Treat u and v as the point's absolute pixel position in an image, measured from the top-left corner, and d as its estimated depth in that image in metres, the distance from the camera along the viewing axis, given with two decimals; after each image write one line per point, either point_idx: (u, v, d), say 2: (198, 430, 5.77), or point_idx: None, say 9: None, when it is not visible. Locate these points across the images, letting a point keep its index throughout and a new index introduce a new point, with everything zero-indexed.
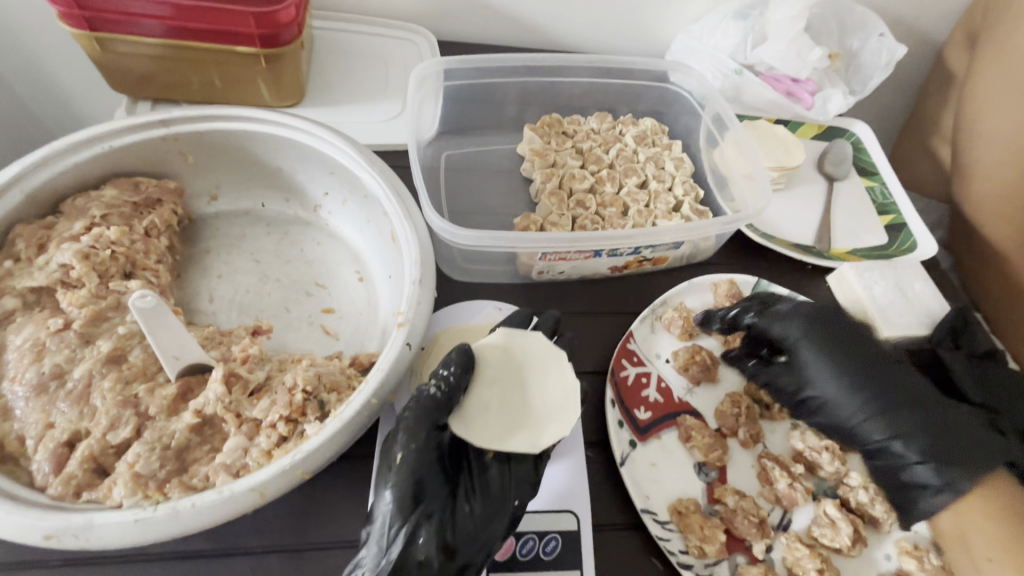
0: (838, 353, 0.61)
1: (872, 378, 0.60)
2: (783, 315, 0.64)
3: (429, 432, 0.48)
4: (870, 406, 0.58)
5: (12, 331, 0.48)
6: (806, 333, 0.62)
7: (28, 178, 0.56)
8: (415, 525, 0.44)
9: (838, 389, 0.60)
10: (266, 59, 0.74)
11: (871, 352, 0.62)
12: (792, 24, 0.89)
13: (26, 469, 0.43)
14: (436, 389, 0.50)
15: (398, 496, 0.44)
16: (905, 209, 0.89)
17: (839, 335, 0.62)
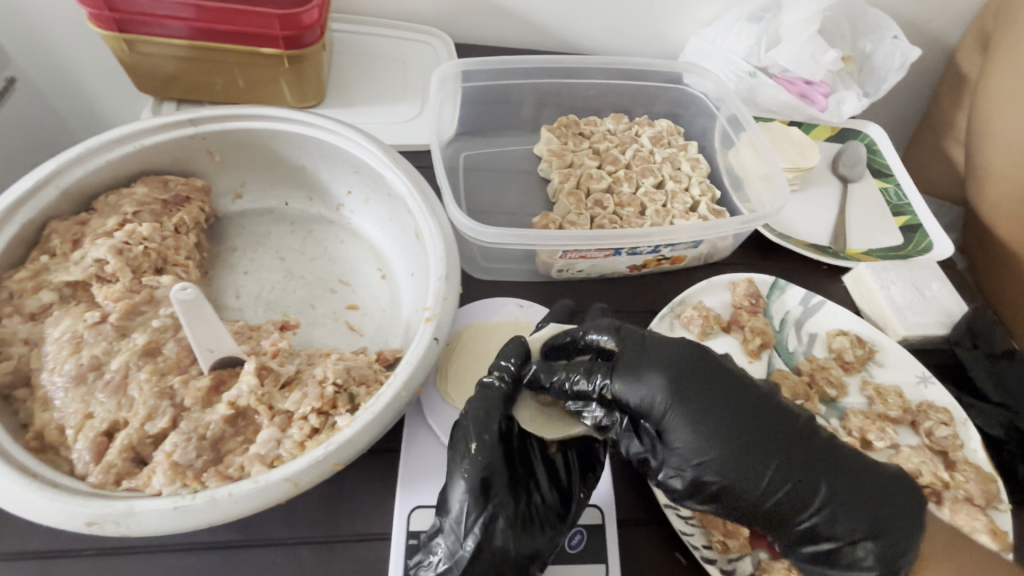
0: (705, 414, 0.47)
1: (737, 449, 0.46)
2: (642, 363, 0.50)
3: (498, 422, 0.50)
4: (725, 481, 0.46)
5: (50, 323, 0.50)
6: (664, 391, 0.48)
7: (62, 175, 0.57)
8: (493, 514, 0.46)
9: (710, 457, 0.46)
10: (288, 61, 0.75)
11: (752, 420, 0.48)
12: (806, 27, 0.90)
13: (66, 459, 0.44)
14: (500, 380, 0.52)
15: (475, 486, 0.47)
16: (920, 209, 0.89)
17: (708, 386, 0.48)
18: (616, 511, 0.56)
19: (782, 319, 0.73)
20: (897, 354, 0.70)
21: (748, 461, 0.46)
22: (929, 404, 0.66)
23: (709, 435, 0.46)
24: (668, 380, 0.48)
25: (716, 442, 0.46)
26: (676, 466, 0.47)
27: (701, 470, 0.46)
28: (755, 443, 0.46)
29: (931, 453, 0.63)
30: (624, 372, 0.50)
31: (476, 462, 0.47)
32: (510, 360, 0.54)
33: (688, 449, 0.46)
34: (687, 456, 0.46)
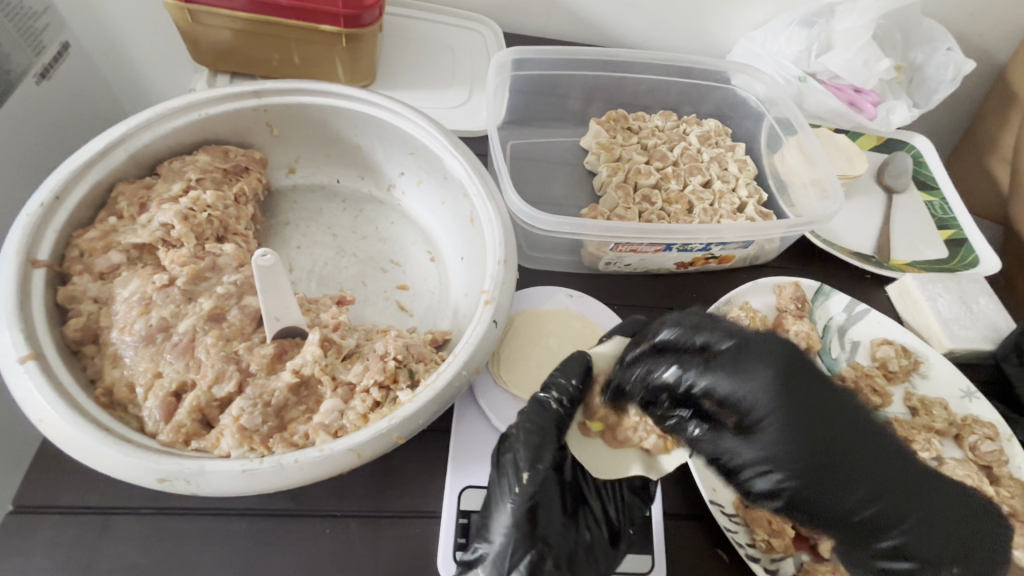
0: (804, 423, 0.41)
1: (819, 460, 0.41)
2: (742, 364, 0.43)
3: (552, 453, 0.48)
4: (809, 484, 0.41)
5: (119, 284, 0.51)
6: (772, 395, 0.41)
7: (132, 139, 0.58)
8: (539, 550, 0.45)
9: (784, 467, 0.41)
10: (347, 40, 0.73)
11: (843, 439, 0.41)
12: (862, 34, 0.87)
13: (134, 416, 0.46)
14: (558, 403, 0.49)
15: (523, 519, 0.45)
16: (966, 224, 0.87)
17: (813, 381, 0.42)
18: (662, 503, 0.56)
19: (825, 325, 0.72)
20: (943, 365, 0.69)
21: (820, 452, 0.41)
22: (974, 418, 0.65)
23: (783, 435, 0.41)
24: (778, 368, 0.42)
25: (780, 447, 0.41)
26: (757, 467, 0.42)
27: (783, 474, 0.41)
28: (850, 437, 0.42)
29: (977, 467, 0.62)
30: (726, 367, 0.43)
31: (525, 494, 0.46)
32: (570, 381, 0.50)
33: (773, 451, 0.41)
34: (768, 458, 0.41)
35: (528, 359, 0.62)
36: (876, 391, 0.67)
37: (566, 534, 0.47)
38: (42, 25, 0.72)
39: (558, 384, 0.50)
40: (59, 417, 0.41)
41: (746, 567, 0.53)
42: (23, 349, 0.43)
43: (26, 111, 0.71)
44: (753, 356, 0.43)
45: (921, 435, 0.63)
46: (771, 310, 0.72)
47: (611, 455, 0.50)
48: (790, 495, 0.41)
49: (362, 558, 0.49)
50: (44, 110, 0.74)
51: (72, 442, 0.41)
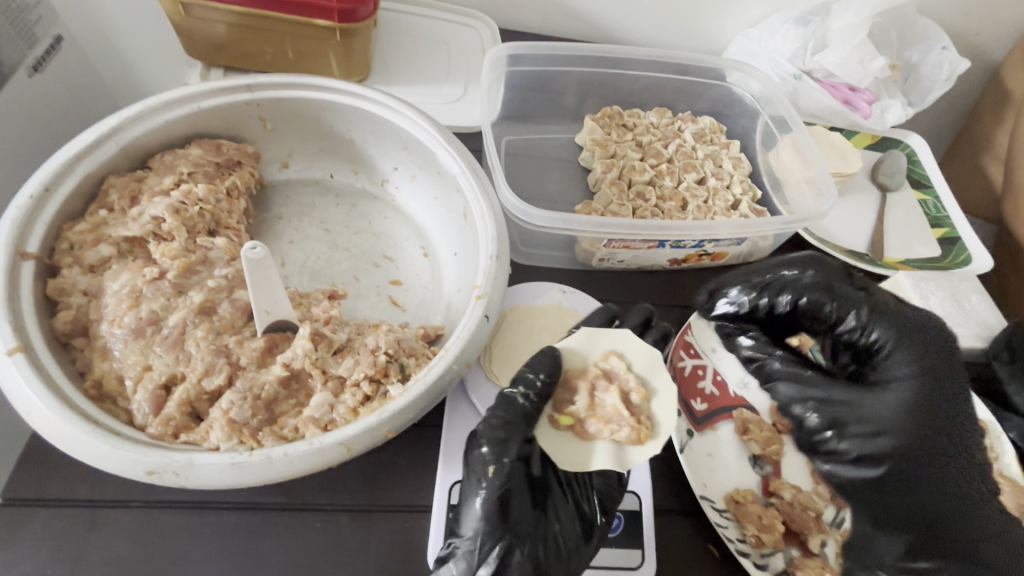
0: (917, 399, 0.56)
1: (913, 429, 0.55)
2: (914, 348, 0.58)
3: (518, 445, 0.48)
4: (908, 449, 0.54)
5: (109, 277, 0.51)
6: (908, 374, 0.57)
7: (124, 132, 0.58)
8: (509, 542, 0.45)
9: (898, 429, 0.55)
10: (340, 34, 0.72)
11: (925, 419, 0.55)
12: (858, 31, 0.87)
13: (124, 408, 0.46)
14: (525, 398, 0.49)
15: (492, 510, 0.45)
16: (959, 222, 0.88)
17: (931, 378, 0.57)
18: (652, 498, 0.56)
19: None
20: None
21: (932, 423, 0.55)
22: None
23: (892, 399, 0.57)
24: (922, 364, 0.58)
25: (884, 404, 0.56)
26: (876, 431, 0.55)
27: (893, 435, 0.55)
28: (926, 419, 0.55)
29: None
30: (909, 345, 0.58)
31: (493, 486, 0.46)
32: (538, 376, 0.49)
33: (890, 418, 0.55)
34: (887, 423, 0.55)
35: (520, 355, 0.62)
36: None
37: (535, 528, 0.46)
38: (33, 18, 0.72)
39: (529, 379, 0.50)
40: (46, 410, 0.41)
41: (736, 563, 0.54)
42: (10, 341, 0.43)
43: (17, 104, 0.71)
44: (907, 344, 0.58)
45: None
46: None
47: (578, 447, 0.48)
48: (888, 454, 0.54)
49: (351, 552, 0.49)
50: (36, 102, 0.74)
51: (61, 435, 0.41)
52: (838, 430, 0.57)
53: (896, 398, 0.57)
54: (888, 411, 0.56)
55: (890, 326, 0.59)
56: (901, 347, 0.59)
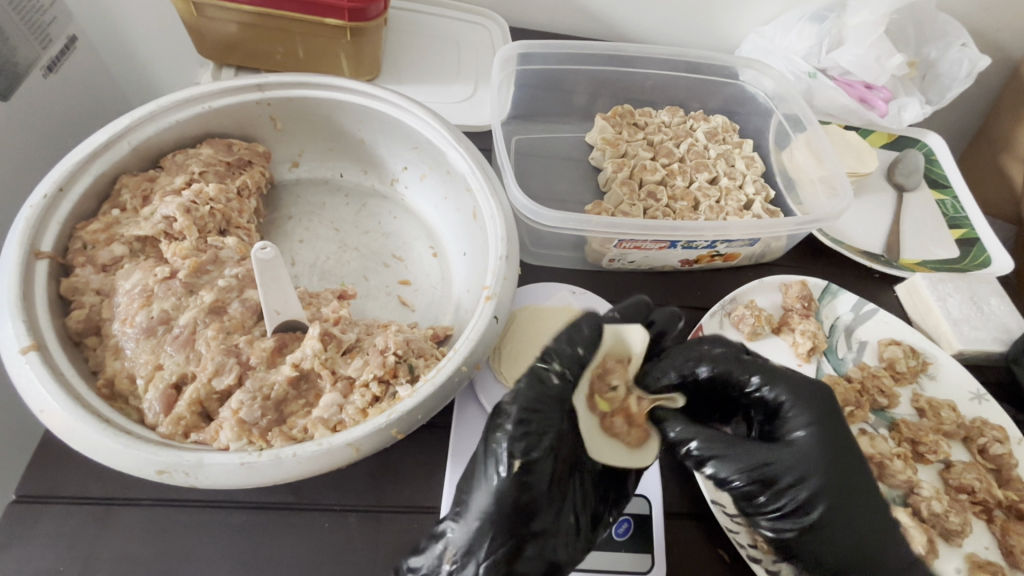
0: (833, 439, 0.47)
1: (837, 471, 0.46)
2: (783, 380, 0.49)
3: (550, 436, 0.43)
4: (835, 496, 0.45)
5: (121, 276, 0.51)
6: (803, 411, 0.48)
7: (136, 132, 0.58)
8: (519, 532, 0.40)
9: (820, 479, 0.45)
10: (351, 33, 0.72)
11: (845, 458, 0.47)
12: (874, 28, 0.86)
13: (135, 407, 0.46)
14: (559, 378, 0.45)
15: (506, 500, 0.41)
16: (979, 223, 0.86)
17: (828, 410, 0.49)
18: (662, 502, 0.55)
19: (832, 324, 0.71)
20: (952, 367, 0.68)
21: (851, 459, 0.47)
22: (984, 420, 0.64)
23: (815, 442, 0.47)
24: (820, 408, 0.49)
25: (802, 456, 0.46)
26: (797, 480, 0.45)
27: (818, 484, 0.45)
28: (843, 457, 0.47)
29: (985, 470, 0.62)
30: (784, 379, 0.49)
31: (513, 477, 0.41)
32: (575, 351, 0.46)
33: (808, 465, 0.46)
34: (807, 470, 0.45)
35: (530, 356, 0.61)
36: (882, 391, 0.65)
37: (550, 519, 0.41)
38: (48, 18, 0.73)
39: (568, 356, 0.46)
40: (59, 408, 0.42)
41: (747, 568, 0.53)
42: (25, 340, 0.43)
43: (33, 104, 0.71)
44: (787, 372, 0.50)
45: (929, 437, 0.62)
46: (776, 309, 0.71)
47: (609, 437, 0.45)
48: (819, 508, 0.45)
49: (359, 552, 0.49)
50: (51, 102, 0.75)
51: (73, 433, 0.41)
52: (772, 495, 0.45)
53: (809, 445, 0.46)
54: (807, 457, 0.46)
55: (791, 392, 0.49)
56: (795, 397, 0.49)
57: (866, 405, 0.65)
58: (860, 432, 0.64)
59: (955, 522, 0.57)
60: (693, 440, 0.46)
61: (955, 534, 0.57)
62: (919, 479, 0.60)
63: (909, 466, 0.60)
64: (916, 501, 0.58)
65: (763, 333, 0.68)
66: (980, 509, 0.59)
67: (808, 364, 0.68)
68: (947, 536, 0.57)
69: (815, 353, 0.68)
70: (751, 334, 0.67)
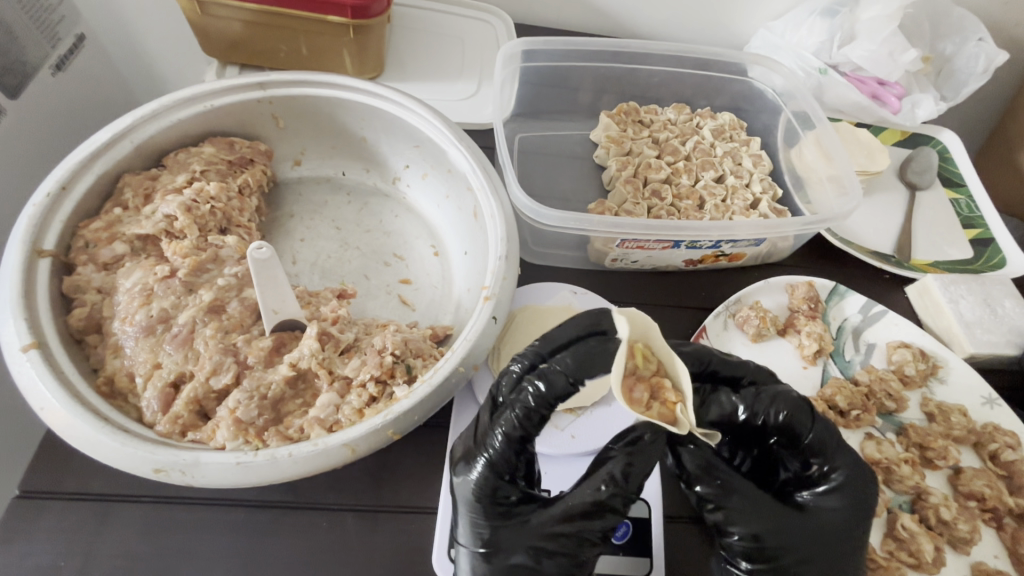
0: (838, 523, 0.47)
1: (815, 549, 0.46)
2: (834, 454, 0.48)
3: (516, 443, 0.45)
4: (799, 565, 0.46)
5: (122, 274, 0.52)
6: (833, 487, 0.47)
7: (138, 131, 0.58)
8: (499, 521, 0.44)
9: (796, 546, 0.46)
10: (354, 30, 0.72)
11: (834, 545, 0.46)
12: (888, 23, 0.84)
13: (135, 406, 0.47)
14: (530, 387, 0.45)
15: (479, 494, 0.44)
16: (994, 223, 0.83)
17: (855, 501, 0.47)
18: (662, 505, 0.54)
19: (839, 326, 0.70)
20: (963, 372, 0.66)
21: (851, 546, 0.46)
22: (995, 425, 0.62)
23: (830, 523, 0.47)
24: (846, 495, 0.47)
25: (813, 531, 0.46)
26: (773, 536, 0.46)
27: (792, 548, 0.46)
28: (829, 543, 0.46)
29: (996, 477, 0.60)
30: (837, 454, 0.48)
31: (485, 476, 0.44)
32: (551, 365, 0.45)
33: (799, 529, 0.46)
34: (792, 531, 0.46)
35: None
36: (890, 395, 0.64)
37: (532, 522, 0.44)
38: (56, 17, 0.73)
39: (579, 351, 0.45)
40: (59, 406, 0.42)
41: None
42: (26, 338, 0.44)
43: (41, 102, 0.72)
44: (838, 449, 0.48)
45: (938, 442, 0.61)
46: (782, 310, 0.70)
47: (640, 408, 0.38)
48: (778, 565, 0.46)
49: (357, 551, 0.49)
50: (59, 100, 0.76)
51: (72, 431, 0.42)
52: (755, 557, 0.47)
53: (813, 519, 0.47)
54: (803, 525, 0.47)
55: (843, 465, 0.48)
56: (834, 476, 0.48)
57: (875, 408, 0.64)
58: (867, 436, 0.62)
59: (964, 530, 0.56)
60: (712, 487, 0.47)
61: (963, 542, 0.56)
62: (927, 485, 0.59)
63: (917, 472, 0.59)
64: (924, 508, 0.57)
65: (769, 334, 0.67)
66: (989, 517, 0.58)
67: (814, 366, 0.67)
68: (955, 544, 0.56)
69: (821, 355, 0.67)
70: (755, 336, 0.66)
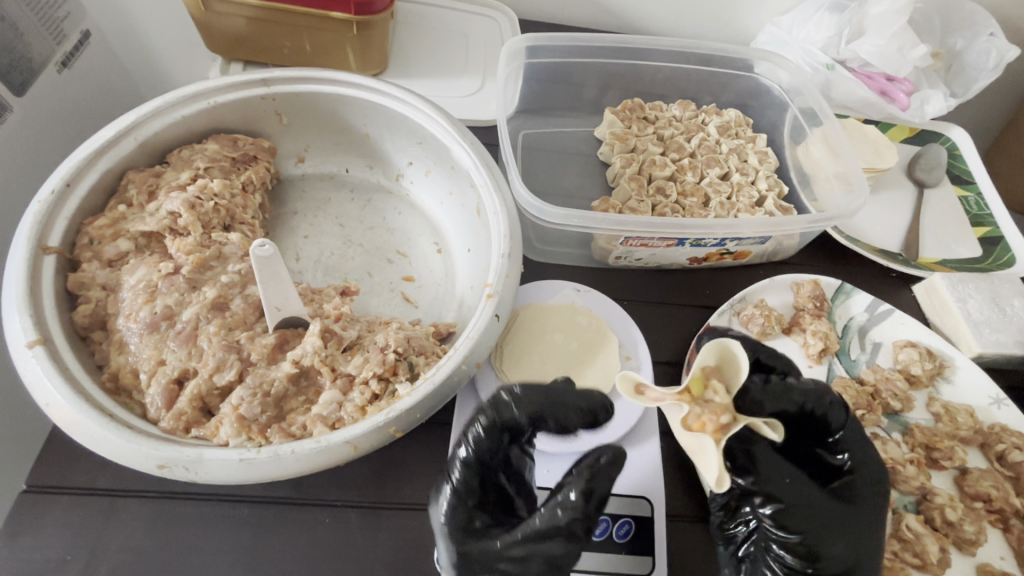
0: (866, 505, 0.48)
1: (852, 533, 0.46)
2: (862, 448, 0.49)
3: (474, 468, 0.44)
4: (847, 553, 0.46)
5: (126, 271, 0.52)
6: (867, 476, 0.49)
7: (142, 127, 0.58)
8: (464, 546, 0.42)
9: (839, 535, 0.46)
10: (357, 26, 0.71)
11: (865, 525, 0.47)
12: (898, 17, 0.82)
13: (139, 402, 0.47)
14: (486, 423, 0.45)
15: (442, 517, 0.43)
16: (1003, 221, 0.82)
17: (876, 489, 0.49)
18: (664, 504, 0.54)
19: (845, 324, 0.69)
20: (971, 371, 0.65)
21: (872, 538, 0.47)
22: (1003, 426, 0.62)
23: (855, 507, 0.47)
24: (870, 480, 0.49)
25: (852, 518, 0.47)
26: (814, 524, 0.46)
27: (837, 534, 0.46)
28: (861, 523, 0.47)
29: (1002, 478, 0.60)
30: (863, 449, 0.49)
31: (447, 499, 0.44)
32: (507, 401, 0.45)
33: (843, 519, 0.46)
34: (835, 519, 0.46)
35: (532, 354, 0.61)
36: (896, 395, 0.63)
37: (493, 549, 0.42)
38: (62, 13, 0.73)
39: (540, 416, 0.45)
40: (64, 402, 0.42)
41: None
42: (31, 334, 0.44)
43: (48, 99, 0.73)
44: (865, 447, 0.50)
45: (944, 443, 0.60)
46: (787, 308, 0.70)
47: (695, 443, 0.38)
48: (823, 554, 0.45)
49: (359, 548, 0.49)
50: (65, 98, 0.76)
51: (77, 428, 0.42)
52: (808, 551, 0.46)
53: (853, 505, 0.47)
54: (846, 514, 0.47)
55: (868, 455, 0.49)
56: (864, 467, 0.49)
57: (881, 408, 0.63)
58: (872, 436, 0.62)
59: (969, 531, 0.55)
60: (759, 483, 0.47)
61: (969, 542, 0.55)
62: (934, 486, 0.58)
63: (923, 472, 0.59)
64: (929, 508, 0.57)
65: (773, 333, 0.67)
66: (995, 518, 0.58)
67: (819, 365, 0.66)
68: (961, 544, 0.56)
69: (826, 354, 0.67)
70: (760, 334, 0.66)
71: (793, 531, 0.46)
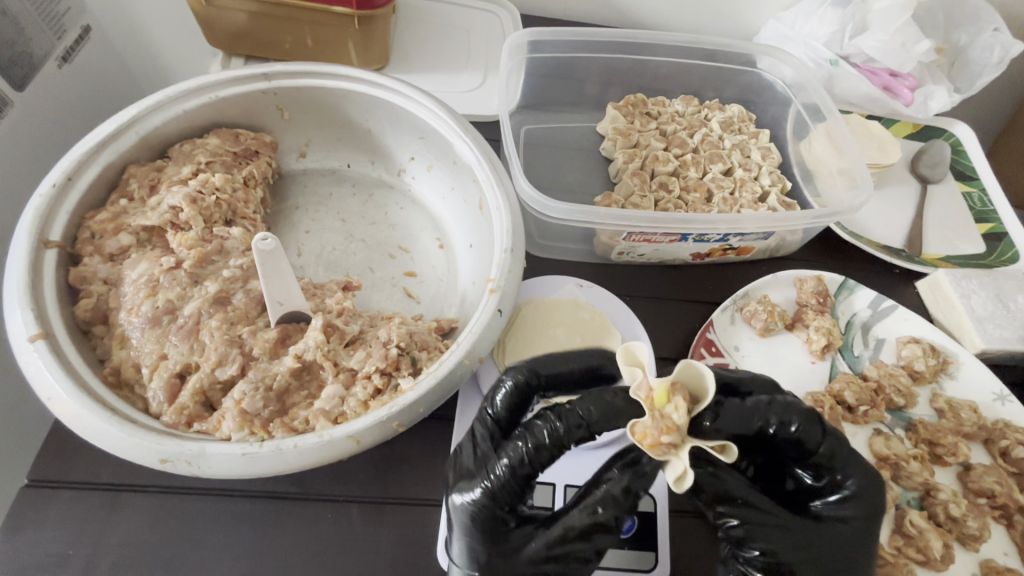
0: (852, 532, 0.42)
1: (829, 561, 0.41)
2: (851, 468, 0.43)
3: (518, 473, 0.40)
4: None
5: (128, 265, 0.52)
6: (854, 499, 0.42)
7: (143, 121, 0.58)
8: (496, 548, 0.40)
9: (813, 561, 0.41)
10: (359, 21, 0.71)
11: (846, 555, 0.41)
12: (902, 12, 0.82)
13: (141, 396, 0.47)
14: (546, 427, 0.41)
15: (474, 520, 0.40)
16: (1007, 217, 0.82)
17: (865, 513, 0.42)
18: (667, 500, 0.54)
19: (848, 320, 0.69)
20: (975, 367, 0.65)
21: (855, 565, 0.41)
22: (1007, 423, 0.62)
23: (837, 533, 0.41)
24: (859, 505, 0.42)
25: (829, 545, 0.41)
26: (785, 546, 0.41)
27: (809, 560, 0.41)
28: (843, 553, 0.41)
29: (1006, 474, 0.59)
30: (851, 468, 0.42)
31: (483, 501, 0.40)
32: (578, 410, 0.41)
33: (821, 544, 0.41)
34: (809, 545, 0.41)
35: (535, 349, 0.61)
36: (900, 391, 0.63)
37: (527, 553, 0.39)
38: (62, 8, 0.73)
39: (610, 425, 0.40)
40: (66, 397, 0.42)
41: None
42: (33, 328, 0.44)
43: (49, 94, 0.72)
44: (854, 468, 0.43)
45: (948, 439, 0.60)
46: (790, 304, 0.69)
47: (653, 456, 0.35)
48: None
49: (362, 543, 0.49)
50: (66, 93, 0.76)
51: (80, 422, 0.42)
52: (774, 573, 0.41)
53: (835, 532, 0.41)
54: (824, 539, 0.41)
55: (857, 472, 0.43)
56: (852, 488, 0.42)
57: (883, 405, 0.63)
58: (875, 432, 0.62)
59: (973, 527, 0.55)
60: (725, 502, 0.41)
61: (973, 538, 0.55)
62: (937, 482, 0.58)
63: (927, 468, 0.59)
64: (933, 504, 0.57)
65: (776, 328, 0.66)
66: (998, 514, 0.57)
67: (822, 361, 0.66)
68: (965, 540, 0.56)
69: (830, 350, 0.66)
70: (762, 330, 0.66)
71: (756, 549, 0.41)
